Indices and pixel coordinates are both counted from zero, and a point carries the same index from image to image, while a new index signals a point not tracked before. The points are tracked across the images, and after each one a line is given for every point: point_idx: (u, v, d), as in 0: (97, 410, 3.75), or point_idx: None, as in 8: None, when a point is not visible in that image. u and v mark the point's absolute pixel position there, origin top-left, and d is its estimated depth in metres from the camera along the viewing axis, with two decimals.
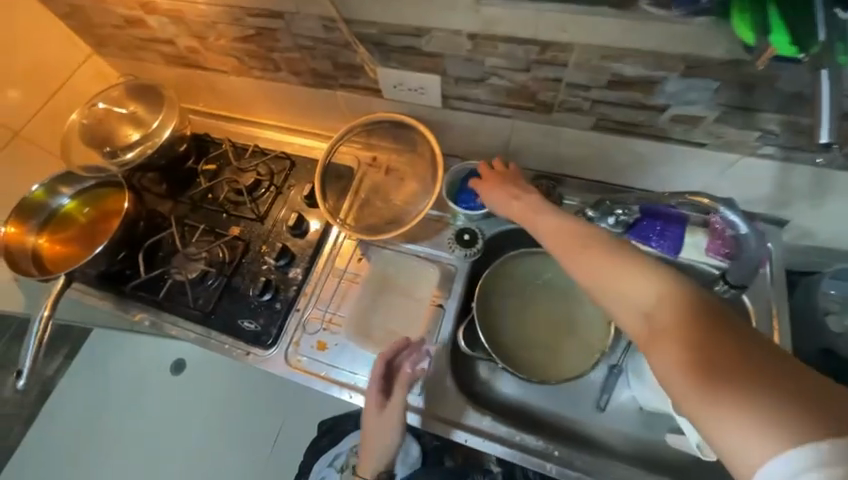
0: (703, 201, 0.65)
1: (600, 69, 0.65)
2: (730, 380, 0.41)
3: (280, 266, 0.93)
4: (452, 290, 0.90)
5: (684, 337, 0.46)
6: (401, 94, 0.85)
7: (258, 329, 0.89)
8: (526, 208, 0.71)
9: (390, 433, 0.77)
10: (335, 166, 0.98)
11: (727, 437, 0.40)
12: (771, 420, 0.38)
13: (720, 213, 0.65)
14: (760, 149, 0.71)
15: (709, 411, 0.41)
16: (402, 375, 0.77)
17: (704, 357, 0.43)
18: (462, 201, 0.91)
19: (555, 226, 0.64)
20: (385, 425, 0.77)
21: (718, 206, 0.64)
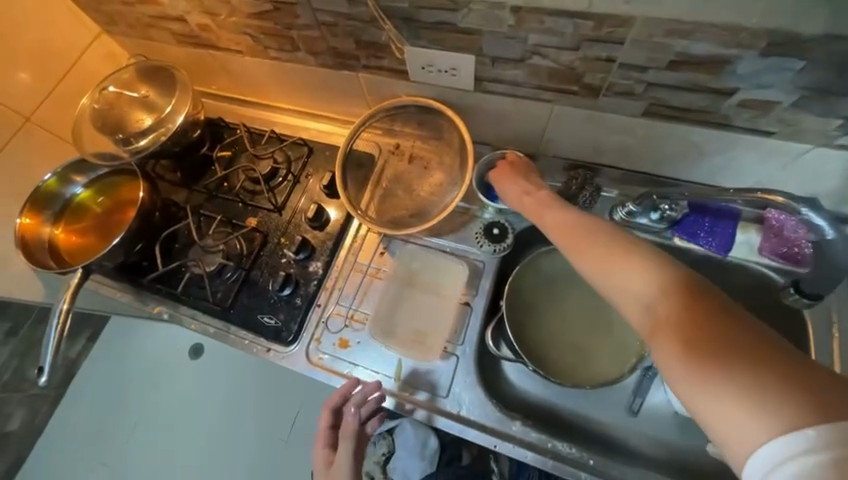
0: (776, 200, 0.57)
1: (663, 47, 0.57)
2: (729, 376, 0.37)
3: (300, 259, 0.90)
4: (480, 288, 0.85)
5: (683, 330, 0.41)
6: (429, 76, 0.78)
7: (277, 325, 0.87)
8: (532, 200, 0.68)
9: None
10: (355, 154, 0.92)
11: (738, 429, 0.35)
12: (779, 414, 0.34)
13: (800, 215, 0.56)
14: (837, 139, 0.63)
15: (712, 406, 0.37)
16: (347, 424, 0.73)
17: (705, 350, 0.39)
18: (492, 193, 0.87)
19: (560, 218, 0.61)
20: None
21: (797, 207, 0.56)
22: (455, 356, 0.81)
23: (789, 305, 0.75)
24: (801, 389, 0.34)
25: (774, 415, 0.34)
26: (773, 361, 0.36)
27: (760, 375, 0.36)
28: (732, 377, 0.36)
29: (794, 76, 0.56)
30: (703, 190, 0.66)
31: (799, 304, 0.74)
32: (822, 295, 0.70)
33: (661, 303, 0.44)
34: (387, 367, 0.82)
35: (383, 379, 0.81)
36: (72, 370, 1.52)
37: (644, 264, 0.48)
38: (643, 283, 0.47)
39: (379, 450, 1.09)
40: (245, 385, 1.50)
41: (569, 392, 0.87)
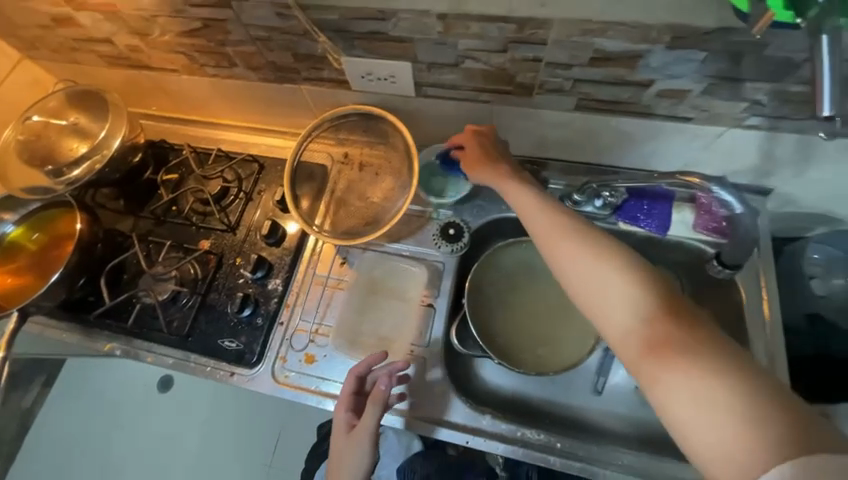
0: (691, 179, 0.66)
1: (582, 45, 0.60)
2: (724, 389, 0.42)
3: (258, 278, 0.88)
4: (442, 288, 0.86)
5: (676, 346, 0.46)
6: (371, 84, 0.79)
7: (240, 348, 0.85)
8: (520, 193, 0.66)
9: (357, 461, 0.69)
10: (305, 167, 0.92)
11: (726, 438, 0.41)
12: (764, 428, 0.39)
13: (712, 193, 0.66)
14: (746, 120, 0.69)
15: (709, 418, 0.42)
16: (377, 392, 0.70)
17: (693, 362, 0.45)
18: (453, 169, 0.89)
19: (550, 215, 0.61)
20: (353, 448, 0.69)
21: (709, 186, 0.65)
22: (422, 359, 0.82)
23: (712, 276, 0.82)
24: (772, 401, 0.41)
25: (750, 419, 0.40)
26: (752, 377, 0.43)
27: (744, 390, 0.42)
28: (719, 385, 0.42)
29: (700, 66, 0.60)
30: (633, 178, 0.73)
31: (722, 276, 0.81)
32: (739, 264, 0.78)
33: (657, 320, 0.49)
34: None
35: None
36: (26, 421, 1.41)
37: (630, 277, 0.53)
38: (637, 300, 0.51)
39: None
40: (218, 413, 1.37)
41: (540, 378, 0.90)
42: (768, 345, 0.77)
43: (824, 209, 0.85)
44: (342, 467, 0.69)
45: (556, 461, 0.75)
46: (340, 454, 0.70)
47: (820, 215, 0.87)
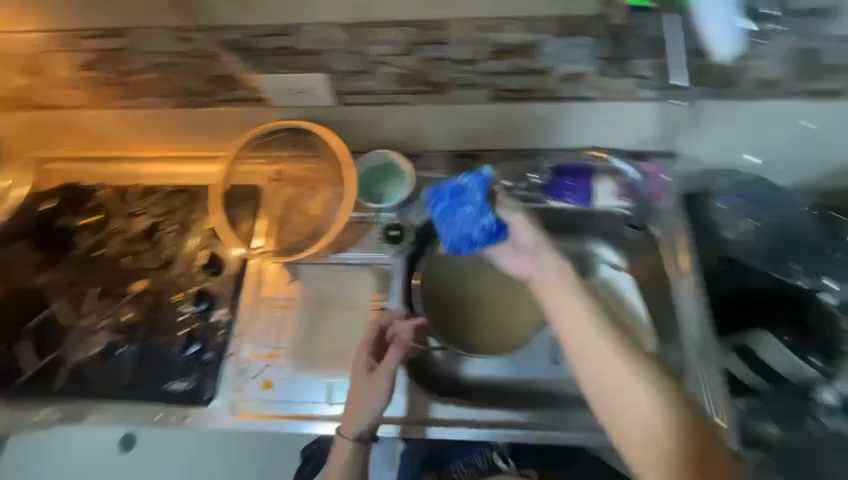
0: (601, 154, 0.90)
1: (481, 41, 0.66)
2: None
3: (201, 311, 0.86)
4: (392, 289, 0.89)
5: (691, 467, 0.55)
6: (292, 99, 0.78)
7: (191, 387, 0.82)
8: (557, 308, 0.66)
9: (371, 402, 0.75)
10: (237, 190, 0.90)
11: None
12: None
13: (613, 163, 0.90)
14: (642, 93, 0.75)
15: None
16: (400, 339, 0.78)
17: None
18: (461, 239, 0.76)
19: (586, 341, 0.63)
20: (372, 390, 0.75)
21: (611, 157, 0.89)
22: None
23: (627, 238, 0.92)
24: None
25: None
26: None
27: None
28: None
29: (589, 50, 0.67)
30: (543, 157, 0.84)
31: (633, 237, 0.92)
32: (644, 225, 0.91)
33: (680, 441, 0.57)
34: (318, 392, 0.82)
35: (317, 406, 0.81)
36: None
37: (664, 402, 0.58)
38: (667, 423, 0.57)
39: None
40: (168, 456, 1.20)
41: (507, 362, 0.92)
42: (691, 294, 0.84)
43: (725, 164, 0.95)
44: (358, 406, 0.76)
45: (524, 432, 0.81)
46: (357, 396, 0.76)
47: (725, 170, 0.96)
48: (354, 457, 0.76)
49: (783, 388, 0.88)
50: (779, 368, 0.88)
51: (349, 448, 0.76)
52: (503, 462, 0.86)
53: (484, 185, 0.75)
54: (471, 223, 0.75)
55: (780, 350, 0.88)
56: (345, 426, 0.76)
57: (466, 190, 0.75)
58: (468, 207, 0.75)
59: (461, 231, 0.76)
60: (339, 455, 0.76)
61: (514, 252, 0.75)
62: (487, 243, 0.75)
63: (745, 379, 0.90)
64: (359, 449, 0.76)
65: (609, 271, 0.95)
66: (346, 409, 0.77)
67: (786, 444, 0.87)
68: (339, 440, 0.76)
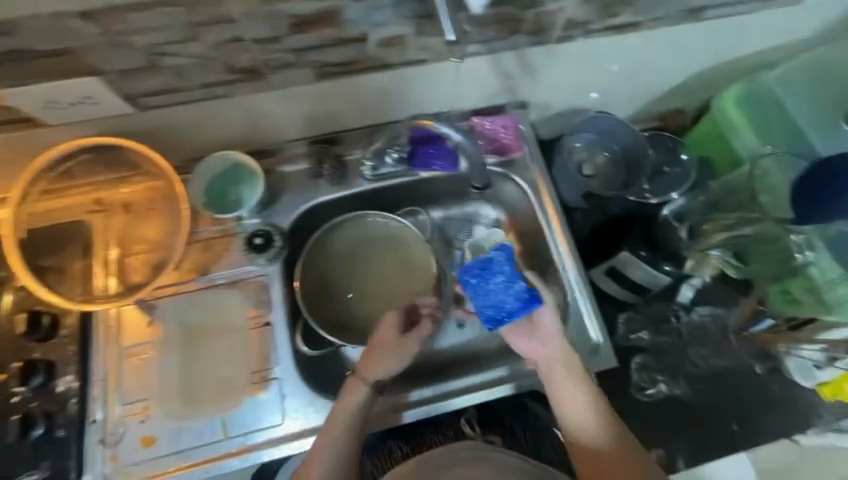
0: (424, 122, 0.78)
1: (272, 14, 0.58)
2: None
3: (38, 385, 0.72)
4: (271, 300, 0.82)
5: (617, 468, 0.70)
6: (66, 113, 0.64)
7: (48, 473, 0.69)
8: (563, 393, 0.74)
9: (394, 363, 0.75)
10: (42, 232, 0.75)
11: None
12: None
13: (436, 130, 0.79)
14: (468, 49, 0.74)
15: None
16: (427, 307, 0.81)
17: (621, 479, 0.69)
18: (491, 306, 0.73)
19: (585, 426, 0.73)
20: (398, 352, 0.76)
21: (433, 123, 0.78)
22: (276, 380, 0.78)
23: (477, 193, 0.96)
24: None
25: None
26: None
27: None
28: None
29: (395, 10, 0.62)
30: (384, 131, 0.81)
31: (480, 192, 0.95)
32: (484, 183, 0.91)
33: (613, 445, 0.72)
34: (211, 432, 0.74)
35: (212, 447, 0.74)
36: None
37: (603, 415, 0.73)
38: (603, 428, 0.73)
39: None
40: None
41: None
42: (558, 234, 0.91)
43: (572, 105, 1.01)
44: (385, 361, 0.76)
45: (502, 388, 0.84)
46: (383, 348, 0.76)
47: (572, 110, 1.03)
48: (357, 417, 0.73)
49: (650, 297, 1.00)
50: (640, 280, 0.96)
51: (357, 405, 0.73)
52: (469, 427, 0.91)
53: (510, 256, 0.74)
54: (504, 293, 0.73)
55: (637, 265, 0.93)
56: (360, 376, 0.75)
57: (494, 263, 0.74)
58: (500, 279, 0.73)
59: (496, 303, 0.73)
60: (344, 414, 0.73)
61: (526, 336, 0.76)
62: (521, 312, 0.73)
63: (619, 295, 0.99)
64: (364, 411, 0.73)
65: (481, 232, 0.98)
66: (367, 362, 0.76)
67: (659, 344, 1.00)
68: (351, 393, 0.74)
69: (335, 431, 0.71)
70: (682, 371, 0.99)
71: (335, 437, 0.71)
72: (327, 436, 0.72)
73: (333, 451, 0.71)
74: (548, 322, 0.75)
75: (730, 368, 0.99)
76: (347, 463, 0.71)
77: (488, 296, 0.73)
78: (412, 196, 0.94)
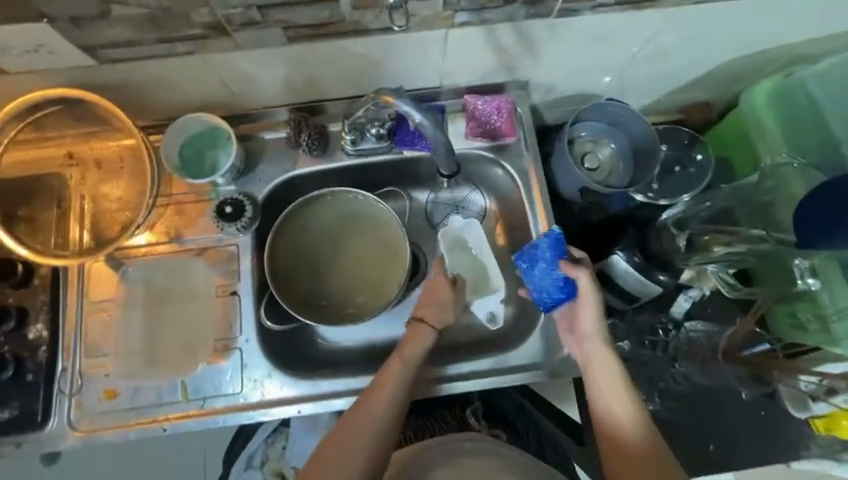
0: (384, 95, 0.68)
1: None
2: None
3: (9, 330, 0.74)
4: (239, 270, 0.81)
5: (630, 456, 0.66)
6: (27, 61, 0.63)
7: (16, 414, 0.73)
8: (602, 386, 0.70)
9: (446, 315, 0.80)
10: (21, 183, 0.77)
11: None
12: None
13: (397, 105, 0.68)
14: (456, 18, 0.67)
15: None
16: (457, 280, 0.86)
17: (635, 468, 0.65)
18: (535, 290, 0.76)
19: (624, 419, 0.68)
20: (450, 305, 0.81)
21: (389, 94, 0.67)
22: (238, 350, 0.78)
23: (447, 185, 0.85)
24: None
25: None
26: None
27: None
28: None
29: None
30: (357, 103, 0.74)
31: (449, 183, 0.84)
32: (454, 171, 0.80)
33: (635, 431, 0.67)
34: (170, 392, 0.76)
35: (169, 406, 0.75)
36: None
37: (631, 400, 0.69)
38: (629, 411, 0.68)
39: (279, 445, 1.02)
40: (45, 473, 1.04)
41: (385, 320, 0.90)
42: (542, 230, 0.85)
43: (580, 90, 0.92)
44: (443, 314, 0.80)
45: (493, 379, 0.81)
46: (440, 304, 0.81)
47: (580, 96, 0.94)
48: (418, 361, 0.74)
49: (639, 307, 0.93)
50: (631, 289, 0.88)
51: (418, 352, 0.75)
52: (474, 419, 0.92)
53: (557, 243, 0.72)
54: (549, 277, 0.74)
55: (626, 272, 0.86)
56: (424, 325, 0.77)
57: (537, 250, 0.74)
58: (543, 265, 0.73)
59: (540, 286, 0.74)
60: (409, 357, 0.74)
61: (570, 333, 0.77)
62: (564, 293, 0.74)
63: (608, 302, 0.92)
64: (423, 358, 0.75)
65: (457, 222, 0.89)
66: (428, 313, 0.79)
67: (640, 356, 0.95)
68: (416, 340, 0.76)
69: (397, 369, 0.72)
70: (660, 384, 0.94)
71: (396, 375, 0.72)
72: (392, 369, 0.72)
73: (391, 392, 0.70)
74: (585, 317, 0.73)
75: (715, 387, 0.93)
76: (400, 408, 0.70)
77: (533, 280, 0.75)
78: (396, 175, 0.90)
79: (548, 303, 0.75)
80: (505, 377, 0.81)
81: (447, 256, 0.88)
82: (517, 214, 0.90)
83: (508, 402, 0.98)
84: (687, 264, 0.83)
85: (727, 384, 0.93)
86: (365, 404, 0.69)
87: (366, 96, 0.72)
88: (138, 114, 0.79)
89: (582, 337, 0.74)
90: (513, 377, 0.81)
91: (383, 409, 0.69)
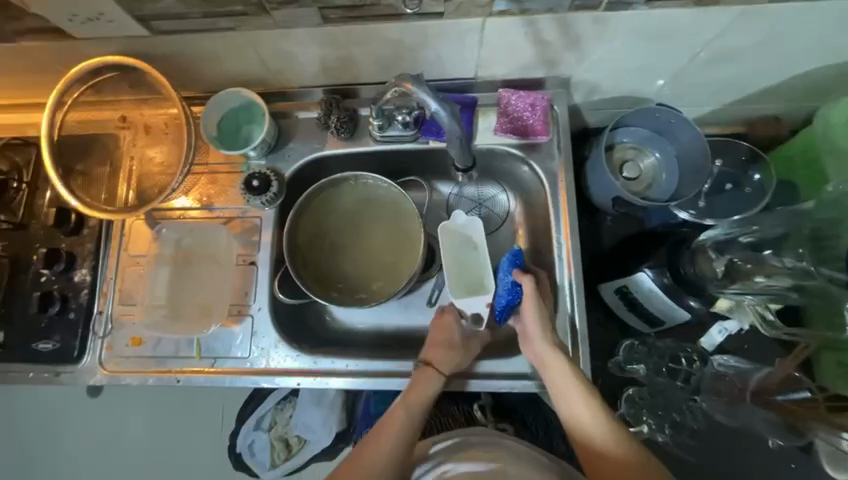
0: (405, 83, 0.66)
1: None
2: None
3: (58, 271, 0.83)
4: (262, 242, 0.85)
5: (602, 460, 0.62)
6: (90, 28, 0.69)
7: (57, 347, 0.81)
8: (557, 390, 0.68)
9: (452, 360, 0.76)
10: (80, 140, 0.85)
11: None
12: None
13: (415, 93, 0.66)
14: (495, 6, 0.64)
15: None
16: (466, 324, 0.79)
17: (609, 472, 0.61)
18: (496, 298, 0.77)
19: (594, 433, 0.64)
20: (463, 354, 0.77)
21: (406, 81, 0.65)
22: (250, 317, 0.82)
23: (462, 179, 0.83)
24: None
25: None
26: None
27: None
28: None
29: None
30: (382, 89, 0.73)
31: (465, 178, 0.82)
32: (470, 166, 0.79)
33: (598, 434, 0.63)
34: (186, 347, 0.81)
35: (184, 359, 0.81)
36: None
37: (589, 399, 0.66)
38: (589, 413, 0.65)
39: (286, 413, 1.08)
40: (84, 403, 1.15)
41: (394, 309, 0.91)
42: (564, 237, 0.81)
43: (627, 92, 0.86)
44: (454, 358, 0.76)
45: (496, 383, 0.78)
46: (450, 348, 0.77)
47: (626, 99, 0.88)
48: (423, 409, 0.72)
49: (661, 331, 0.89)
50: (655, 311, 0.82)
51: (424, 396, 0.73)
52: (481, 413, 0.90)
53: (511, 255, 0.77)
54: (502, 285, 0.77)
55: (654, 293, 0.79)
56: (432, 368, 0.75)
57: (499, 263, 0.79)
58: (499, 274, 0.78)
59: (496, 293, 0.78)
60: (415, 400, 0.72)
61: (525, 343, 0.74)
62: (513, 297, 0.75)
63: (629, 319, 0.88)
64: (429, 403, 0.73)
65: (460, 218, 0.80)
66: (438, 355, 0.76)
67: (656, 384, 0.88)
68: (423, 382, 0.74)
69: (402, 413, 0.71)
70: (675, 415, 0.88)
71: (402, 418, 0.71)
72: (395, 418, 0.71)
73: (399, 440, 0.69)
74: (531, 322, 0.72)
75: (737, 428, 0.86)
76: (402, 457, 0.68)
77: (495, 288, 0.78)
78: (420, 165, 0.90)
79: (500, 310, 0.76)
80: (507, 382, 0.77)
81: (443, 250, 0.80)
82: (540, 218, 0.87)
83: (518, 398, 0.97)
84: (724, 293, 0.75)
85: (754, 428, 0.85)
86: (366, 450, 0.68)
87: (387, 86, 0.71)
88: (185, 84, 0.84)
89: (532, 341, 0.72)
90: (525, 385, 0.77)
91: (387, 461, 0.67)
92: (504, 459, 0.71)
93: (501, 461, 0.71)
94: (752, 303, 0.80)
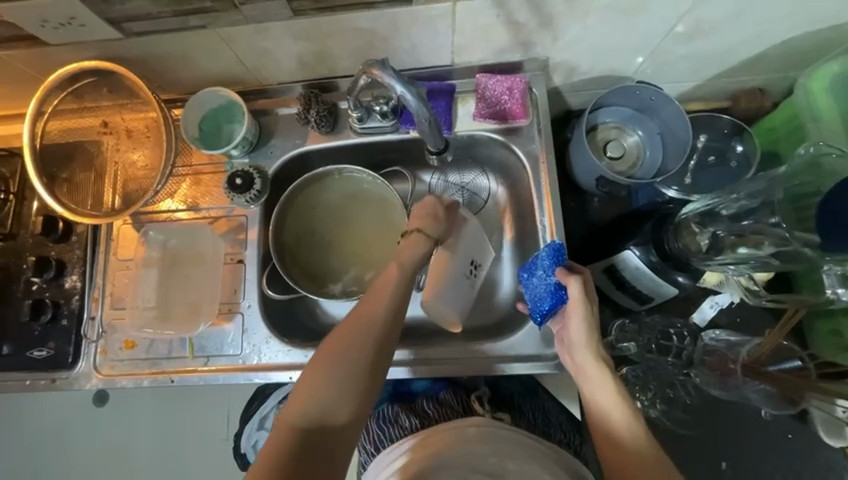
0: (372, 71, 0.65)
1: None
2: None
3: (49, 279, 0.83)
4: (249, 239, 0.85)
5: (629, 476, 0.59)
6: (62, 33, 0.69)
7: (52, 354, 0.82)
8: (594, 400, 0.65)
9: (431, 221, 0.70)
10: (62, 147, 0.85)
11: None
12: None
13: (381, 72, 0.65)
14: None
15: None
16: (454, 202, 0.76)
17: None
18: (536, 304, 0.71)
19: (631, 454, 0.60)
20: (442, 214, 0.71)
21: (373, 66, 0.65)
22: (240, 314, 0.83)
23: (435, 164, 0.81)
24: None
25: None
26: None
27: None
28: None
29: None
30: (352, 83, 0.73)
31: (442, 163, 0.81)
32: (443, 148, 0.78)
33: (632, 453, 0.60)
34: (179, 347, 0.82)
35: (177, 359, 0.82)
36: None
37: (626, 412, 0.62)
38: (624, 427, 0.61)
39: None
40: (88, 410, 1.16)
41: None
42: (548, 219, 0.81)
43: (606, 72, 0.85)
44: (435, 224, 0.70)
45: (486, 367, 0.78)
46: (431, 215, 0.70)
47: (605, 78, 0.87)
48: (415, 270, 0.68)
49: (651, 308, 0.89)
50: (643, 288, 0.83)
51: (417, 260, 0.68)
52: (479, 404, 0.79)
53: (554, 251, 0.69)
54: (545, 284, 0.69)
55: (641, 271, 0.79)
56: (417, 232, 0.69)
57: (535, 258, 0.71)
58: (539, 271, 0.69)
59: (535, 294, 0.71)
60: (404, 262, 0.67)
61: (565, 347, 0.70)
62: (555, 299, 0.69)
63: (618, 298, 0.88)
64: (420, 266, 0.68)
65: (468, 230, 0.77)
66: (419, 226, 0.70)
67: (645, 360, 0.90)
68: (410, 244, 0.68)
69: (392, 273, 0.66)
70: (668, 391, 0.89)
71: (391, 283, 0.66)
72: (389, 274, 0.66)
73: (385, 306, 0.64)
74: (574, 330, 0.66)
75: (731, 401, 0.86)
76: (392, 318, 0.64)
77: (536, 291, 0.71)
78: (403, 156, 0.90)
79: (542, 313, 0.70)
80: (496, 365, 0.78)
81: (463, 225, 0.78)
82: (521, 203, 0.88)
83: (516, 385, 0.90)
84: (710, 265, 0.75)
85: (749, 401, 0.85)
86: (355, 314, 0.64)
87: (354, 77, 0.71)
88: (164, 86, 0.84)
89: (571, 346, 0.68)
90: (520, 367, 0.77)
91: (381, 318, 0.63)
92: (505, 454, 0.63)
93: (502, 455, 0.63)
94: (737, 274, 0.80)
